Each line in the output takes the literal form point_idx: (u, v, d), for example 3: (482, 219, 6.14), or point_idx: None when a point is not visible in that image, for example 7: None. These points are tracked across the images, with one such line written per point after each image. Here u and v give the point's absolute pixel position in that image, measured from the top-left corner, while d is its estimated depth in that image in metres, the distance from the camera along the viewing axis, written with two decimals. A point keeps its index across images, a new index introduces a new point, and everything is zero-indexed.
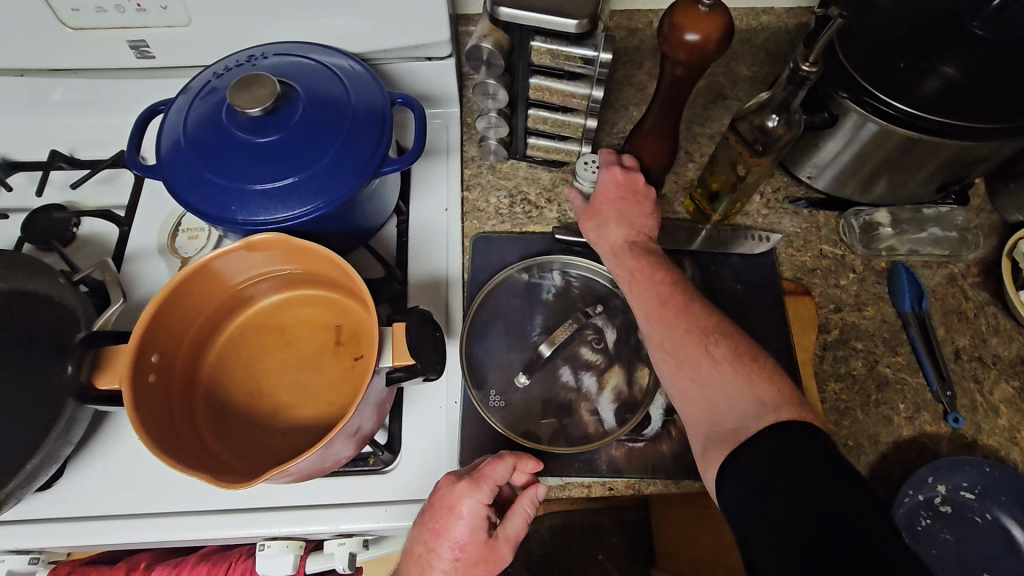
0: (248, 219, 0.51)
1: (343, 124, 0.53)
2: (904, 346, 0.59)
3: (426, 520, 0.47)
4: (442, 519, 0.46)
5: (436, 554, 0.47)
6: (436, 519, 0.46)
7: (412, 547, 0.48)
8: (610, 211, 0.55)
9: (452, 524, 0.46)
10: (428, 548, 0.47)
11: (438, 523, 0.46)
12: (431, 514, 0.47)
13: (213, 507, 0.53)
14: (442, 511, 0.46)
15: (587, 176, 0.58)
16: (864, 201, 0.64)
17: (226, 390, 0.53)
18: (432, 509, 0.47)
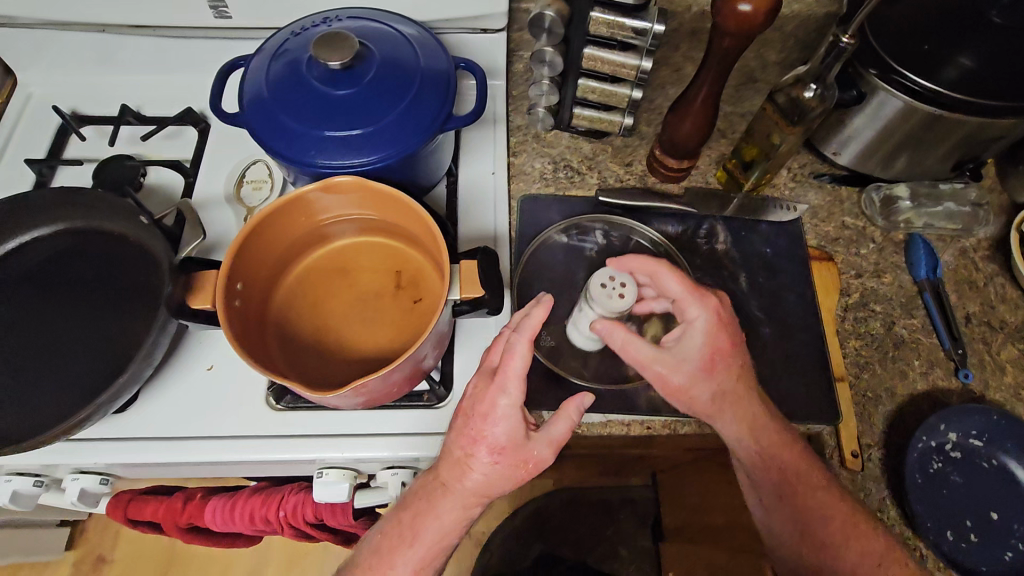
0: (326, 164, 0.55)
1: (413, 82, 0.58)
2: (919, 310, 0.64)
3: (464, 420, 0.50)
4: (479, 421, 0.49)
5: (476, 456, 0.49)
6: (472, 424, 0.49)
7: (452, 446, 0.51)
8: (713, 372, 0.52)
9: (489, 426, 0.49)
10: (468, 450, 0.49)
11: (476, 425, 0.49)
12: (469, 415, 0.50)
13: (280, 432, 0.57)
14: (478, 415, 0.49)
15: (612, 299, 0.52)
16: (884, 176, 0.69)
17: (295, 322, 0.56)
18: (468, 409, 0.50)
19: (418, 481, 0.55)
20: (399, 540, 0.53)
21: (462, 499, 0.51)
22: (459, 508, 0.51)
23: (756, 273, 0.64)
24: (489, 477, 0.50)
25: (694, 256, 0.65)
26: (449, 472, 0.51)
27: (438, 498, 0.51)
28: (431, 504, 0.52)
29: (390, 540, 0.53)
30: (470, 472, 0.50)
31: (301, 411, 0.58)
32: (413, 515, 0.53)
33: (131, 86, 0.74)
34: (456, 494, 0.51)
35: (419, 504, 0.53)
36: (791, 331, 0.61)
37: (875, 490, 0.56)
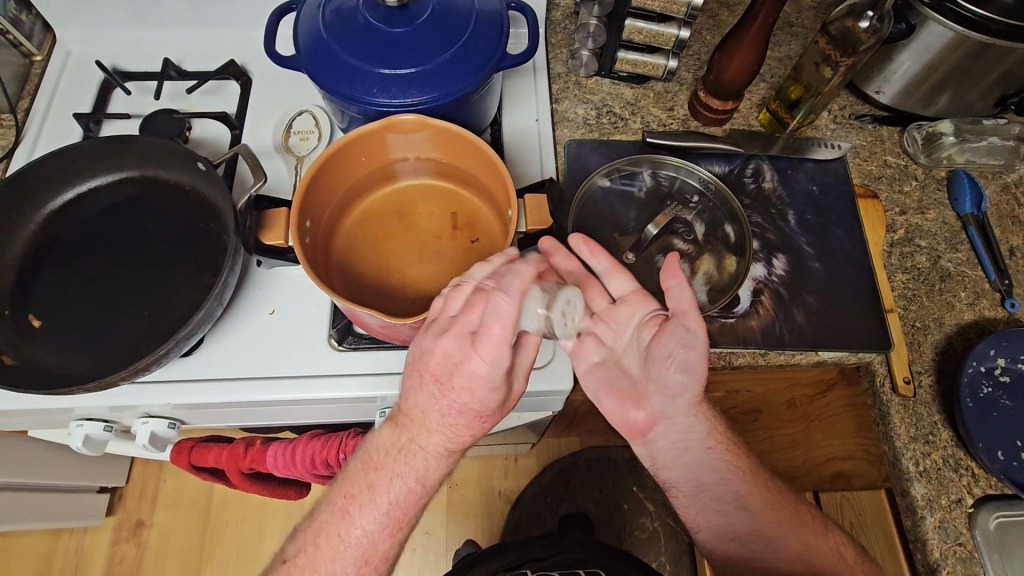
0: (387, 102, 0.56)
1: (467, 19, 0.58)
2: (964, 244, 0.65)
3: (444, 389, 0.47)
4: (461, 382, 0.47)
5: (461, 418, 0.48)
6: (454, 386, 0.47)
7: (428, 405, 0.48)
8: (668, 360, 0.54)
9: (473, 385, 0.47)
10: (452, 416, 0.48)
11: (456, 389, 0.47)
12: (450, 385, 0.47)
13: (344, 371, 0.58)
14: (461, 376, 0.47)
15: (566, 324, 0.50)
16: (926, 113, 0.70)
17: (357, 262, 0.57)
18: (448, 378, 0.47)
19: (384, 433, 0.50)
20: (369, 499, 0.48)
21: (438, 452, 0.49)
22: (433, 459, 0.49)
23: (804, 211, 0.65)
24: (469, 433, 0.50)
25: (742, 195, 0.66)
26: (425, 428, 0.49)
27: (410, 454, 0.49)
28: (403, 458, 0.49)
29: (361, 497, 0.48)
30: (451, 426, 0.49)
31: (362, 350, 0.59)
32: (388, 467, 0.49)
33: (172, 41, 0.74)
34: (430, 446, 0.49)
35: (379, 460, 0.49)
36: (839, 265, 0.62)
37: (927, 415, 0.57)
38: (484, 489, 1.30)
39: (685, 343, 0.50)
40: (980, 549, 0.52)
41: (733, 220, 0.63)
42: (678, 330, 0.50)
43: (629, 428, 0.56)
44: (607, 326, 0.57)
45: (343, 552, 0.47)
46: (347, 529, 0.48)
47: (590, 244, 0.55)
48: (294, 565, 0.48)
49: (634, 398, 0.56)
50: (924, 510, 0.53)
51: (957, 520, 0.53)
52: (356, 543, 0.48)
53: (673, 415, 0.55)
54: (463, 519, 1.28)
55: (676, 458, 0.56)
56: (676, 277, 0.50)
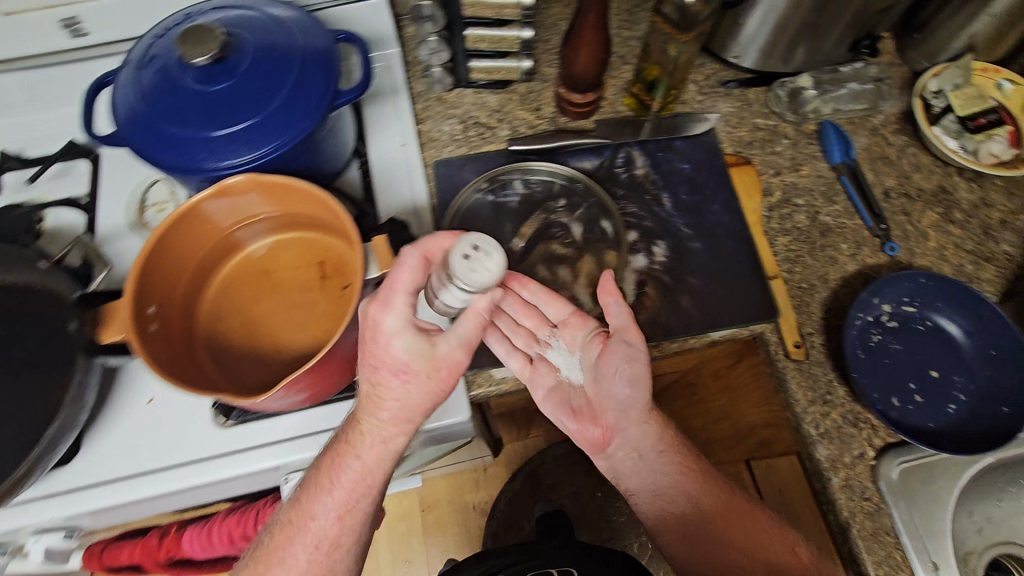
0: (217, 165, 0.53)
1: (289, 62, 0.55)
2: (840, 195, 0.65)
3: (363, 349, 0.47)
4: (371, 346, 0.46)
5: (382, 381, 0.47)
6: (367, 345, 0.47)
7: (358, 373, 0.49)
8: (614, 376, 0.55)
9: (383, 348, 0.46)
10: (377, 380, 0.47)
11: (376, 350, 0.46)
12: (373, 349, 0.46)
13: (234, 448, 0.56)
14: (369, 339, 0.46)
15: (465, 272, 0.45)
16: (787, 70, 0.69)
17: (225, 335, 0.55)
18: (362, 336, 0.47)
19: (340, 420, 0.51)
20: (327, 486, 0.50)
21: (379, 437, 0.49)
22: (379, 445, 0.49)
23: (679, 192, 0.64)
24: (400, 403, 0.47)
25: (615, 186, 0.64)
26: (365, 412, 0.49)
27: (355, 442, 0.49)
28: (352, 449, 0.49)
29: (321, 484, 0.50)
30: (391, 402, 0.48)
31: (251, 423, 0.57)
32: (336, 454, 0.50)
33: (7, 130, 0.70)
34: (374, 434, 0.49)
35: (336, 447, 0.50)
36: (719, 241, 0.62)
37: (822, 374, 0.57)
38: (458, 505, 1.29)
39: (630, 358, 0.52)
40: (886, 499, 0.52)
41: (608, 215, 0.62)
42: (620, 346, 0.53)
43: (590, 445, 0.59)
44: (554, 350, 0.59)
45: (302, 538, 0.50)
46: (307, 518, 0.50)
47: (523, 278, 0.58)
48: (267, 558, 0.51)
49: (591, 414, 0.59)
50: (828, 471, 0.53)
51: (862, 475, 0.53)
52: (320, 527, 0.50)
53: (626, 426, 0.57)
54: (442, 538, 1.27)
55: (633, 468, 0.58)
56: (612, 294, 0.53)
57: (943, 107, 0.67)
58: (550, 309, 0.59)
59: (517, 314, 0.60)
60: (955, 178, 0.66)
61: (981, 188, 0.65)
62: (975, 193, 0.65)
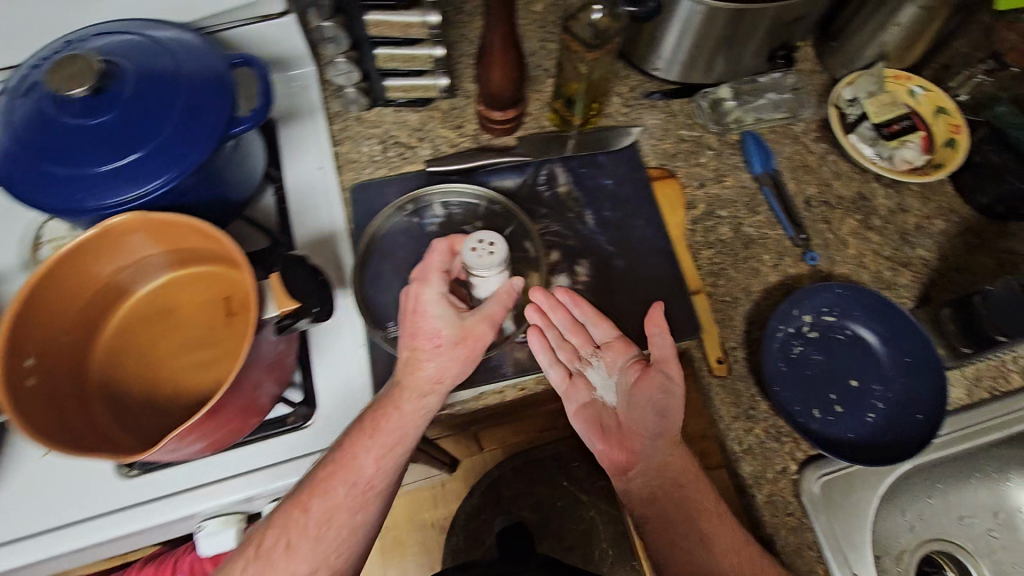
0: (101, 204, 0.50)
1: (179, 91, 0.52)
2: (763, 205, 0.65)
3: (405, 321, 0.52)
4: (412, 315, 0.52)
5: (420, 348, 0.51)
6: (408, 318, 0.52)
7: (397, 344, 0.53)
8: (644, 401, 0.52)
9: (422, 317, 0.51)
10: (414, 347, 0.51)
11: (415, 321, 0.52)
12: (416, 318, 0.52)
13: (139, 500, 0.54)
14: (410, 310, 0.52)
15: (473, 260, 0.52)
16: (709, 80, 0.69)
17: (121, 383, 0.52)
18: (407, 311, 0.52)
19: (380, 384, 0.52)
20: (368, 434, 0.49)
21: (418, 397, 0.51)
22: (417, 401, 0.51)
23: (602, 208, 0.63)
24: (439, 369, 0.51)
25: (537, 205, 0.63)
26: (404, 369, 0.51)
27: (397, 397, 0.50)
28: (394, 399, 0.50)
29: (365, 431, 0.49)
30: (429, 366, 0.51)
31: (158, 472, 0.54)
32: (375, 408, 0.50)
33: None
34: (416, 386, 0.51)
35: (380, 401, 0.51)
36: (643, 257, 0.61)
37: (745, 390, 0.57)
38: (417, 523, 1.26)
39: (664, 389, 0.51)
40: (808, 513, 0.53)
41: (529, 236, 0.61)
42: (657, 377, 0.51)
43: (612, 467, 0.55)
44: (594, 369, 0.57)
45: (342, 479, 0.48)
46: (348, 462, 0.48)
47: (573, 295, 0.57)
48: (304, 499, 0.48)
49: (618, 438, 0.55)
50: (752, 489, 0.54)
51: (785, 490, 0.53)
52: (360, 474, 0.49)
53: (653, 454, 0.52)
54: (401, 558, 1.24)
55: (647, 491, 0.52)
56: (659, 324, 0.53)
57: (858, 115, 0.67)
58: (596, 330, 0.57)
59: (562, 328, 0.57)
60: (873, 185, 0.67)
61: (898, 194, 0.66)
62: (892, 199, 0.66)
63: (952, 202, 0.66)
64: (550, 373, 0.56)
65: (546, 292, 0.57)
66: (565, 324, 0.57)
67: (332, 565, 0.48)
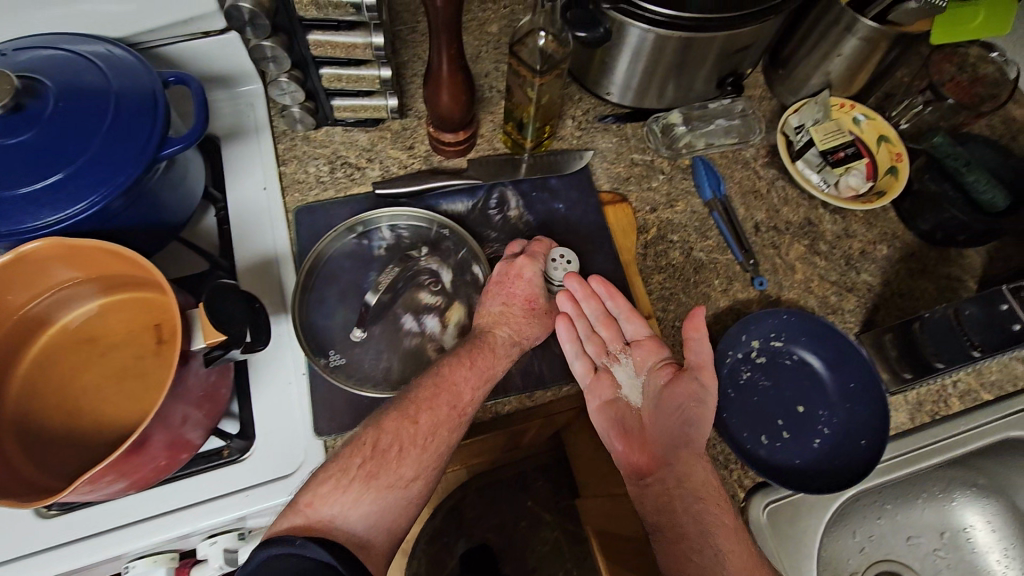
0: (14, 229, 0.47)
1: (107, 112, 0.50)
2: (713, 230, 0.66)
3: (494, 290, 0.56)
4: (507, 285, 0.56)
5: (513, 310, 0.56)
6: (501, 285, 0.56)
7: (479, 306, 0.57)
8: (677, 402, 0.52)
9: (515, 289, 0.56)
10: (504, 311, 0.56)
11: (512, 286, 0.56)
12: (503, 288, 0.56)
13: (56, 543, 0.50)
14: (504, 281, 0.56)
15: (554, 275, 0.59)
16: (661, 105, 0.70)
17: (38, 417, 0.48)
18: (498, 282, 0.57)
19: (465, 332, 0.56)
20: (466, 362, 0.52)
21: (509, 346, 0.54)
22: (508, 345, 0.54)
23: (554, 232, 0.63)
24: (519, 331, 0.55)
25: (488, 230, 0.63)
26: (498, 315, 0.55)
27: (492, 341, 0.54)
28: (488, 337, 0.54)
29: (462, 357, 0.52)
30: (506, 327, 0.55)
31: (78, 511, 0.51)
32: (469, 345, 0.53)
33: None
34: (510, 331, 0.55)
35: (479, 339, 0.54)
36: None
37: None
38: None
39: (697, 397, 0.51)
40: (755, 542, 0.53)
41: (478, 260, 0.60)
42: (692, 383, 0.51)
43: (628, 469, 0.52)
44: (620, 365, 0.57)
45: (445, 398, 0.50)
46: (449, 385, 0.50)
47: (608, 286, 0.58)
48: (411, 412, 0.49)
49: (639, 441, 0.53)
50: None
51: None
52: (458, 397, 0.50)
53: (675, 461, 0.51)
54: None
55: (674, 483, 0.50)
56: (696, 329, 0.52)
57: (805, 142, 0.68)
58: (628, 328, 0.58)
59: (593, 320, 0.57)
60: (820, 210, 0.68)
61: (844, 220, 0.68)
62: (838, 225, 0.67)
63: (895, 228, 0.67)
64: (574, 363, 0.55)
65: (581, 281, 0.58)
66: (597, 316, 0.57)
67: (423, 483, 0.48)
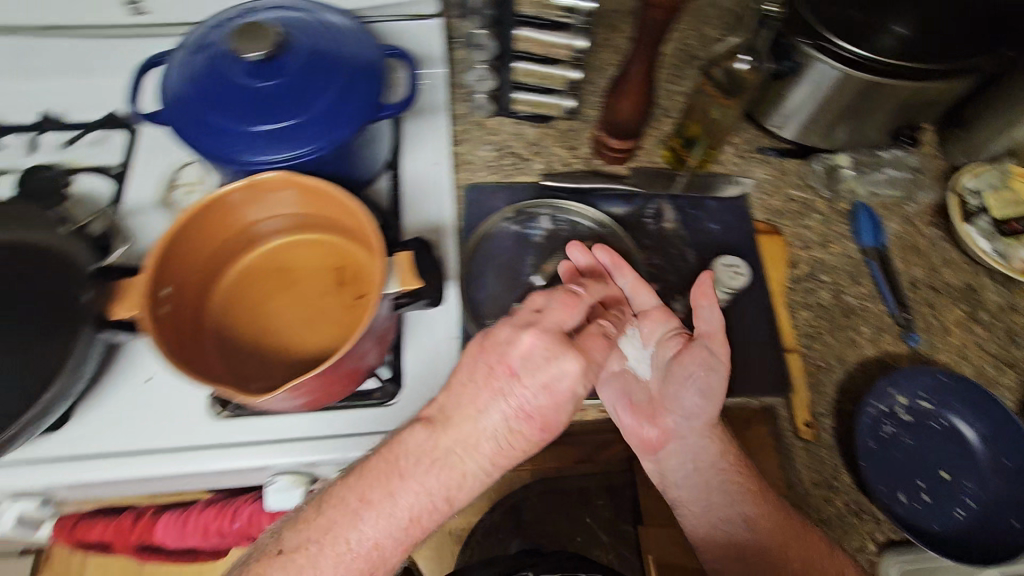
0: (252, 160, 0.54)
1: (340, 71, 0.56)
2: (867, 278, 0.65)
3: (512, 383, 0.45)
4: (525, 385, 0.44)
5: (510, 421, 0.45)
6: (511, 386, 0.44)
7: (471, 397, 0.45)
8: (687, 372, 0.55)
9: (532, 395, 0.44)
10: (508, 418, 0.44)
11: (520, 392, 0.45)
12: (517, 386, 0.44)
13: (222, 441, 0.55)
14: (526, 378, 0.44)
15: (727, 277, 0.61)
16: (827, 146, 0.69)
17: (235, 329, 0.54)
18: (525, 377, 0.45)
19: (414, 438, 0.45)
20: (380, 510, 0.43)
21: (476, 468, 0.45)
22: (547, 398, 0.44)
23: (705, 250, 0.64)
24: (498, 445, 0.45)
25: (642, 236, 0.64)
26: (460, 442, 0.44)
27: (479, 444, 0.45)
28: (432, 472, 0.44)
29: (379, 502, 0.43)
30: (492, 439, 0.45)
31: (246, 419, 0.56)
32: (417, 477, 0.44)
33: (52, 92, 0.71)
34: (503, 424, 0.45)
35: (528, 380, 0.45)
36: (741, 306, 0.61)
37: (829, 458, 0.56)
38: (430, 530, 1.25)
39: (708, 364, 0.54)
40: None
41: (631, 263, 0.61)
42: (702, 351, 0.54)
43: (642, 444, 0.59)
44: (630, 339, 0.59)
45: (330, 553, 0.43)
46: (399, 488, 0.44)
47: (613, 254, 0.58)
48: (347, 521, 0.44)
49: (649, 414, 0.58)
50: None
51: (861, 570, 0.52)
52: (352, 552, 0.43)
53: (687, 435, 0.56)
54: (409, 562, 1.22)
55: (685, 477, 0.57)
56: (705, 296, 0.55)
57: (979, 206, 0.67)
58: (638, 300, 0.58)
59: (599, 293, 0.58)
60: (984, 278, 0.65)
61: (1010, 293, 0.65)
62: (1003, 296, 0.64)
63: None
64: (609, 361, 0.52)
65: (584, 250, 0.58)
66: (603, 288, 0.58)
67: (398, 545, 0.45)
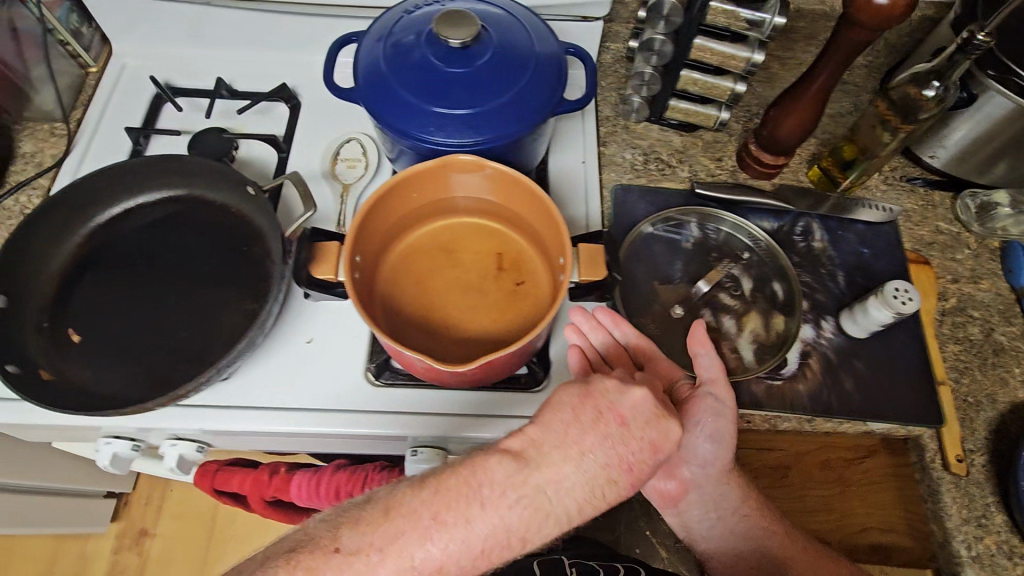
0: (440, 141, 0.56)
1: (528, 63, 0.58)
2: (1018, 318, 0.63)
3: (624, 435, 0.41)
4: (631, 438, 0.41)
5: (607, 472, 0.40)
6: (616, 436, 0.41)
7: (574, 436, 0.41)
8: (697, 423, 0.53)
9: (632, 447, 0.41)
10: (606, 469, 0.40)
11: (623, 448, 0.41)
12: (624, 438, 0.41)
13: (376, 406, 0.58)
14: (632, 432, 0.41)
15: (893, 304, 0.55)
16: (981, 181, 0.68)
17: (402, 302, 0.57)
18: (636, 432, 0.41)
19: (500, 467, 0.41)
20: (456, 533, 0.40)
21: (562, 514, 0.40)
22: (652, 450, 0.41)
23: (854, 273, 0.64)
24: (583, 497, 0.40)
25: (790, 253, 0.65)
26: (555, 483, 0.40)
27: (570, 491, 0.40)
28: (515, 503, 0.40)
29: (453, 524, 0.40)
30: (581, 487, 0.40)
31: (398, 388, 0.58)
32: (496, 507, 0.40)
33: (223, 61, 0.75)
34: (596, 471, 0.40)
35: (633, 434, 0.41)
36: (891, 333, 0.61)
37: (979, 496, 0.55)
38: None
39: (716, 413, 0.52)
40: None
41: (782, 278, 0.62)
42: (710, 400, 0.52)
43: (662, 497, 0.61)
44: None
45: (391, 566, 0.39)
46: (472, 514, 0.40)
47: (613, 315, 0.53)
48: (423, 534, 0.40)
49: (666, 468, 0.59)
50: None
51: None
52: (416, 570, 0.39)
53: (704, 483, 0.59)
54: None
55: (711, 527, 0.60)
56: (703, 344, 0.52)
57: None
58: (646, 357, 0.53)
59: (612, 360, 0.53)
60: None
61: None
62: None
63: None
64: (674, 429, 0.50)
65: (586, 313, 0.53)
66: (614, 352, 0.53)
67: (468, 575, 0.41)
